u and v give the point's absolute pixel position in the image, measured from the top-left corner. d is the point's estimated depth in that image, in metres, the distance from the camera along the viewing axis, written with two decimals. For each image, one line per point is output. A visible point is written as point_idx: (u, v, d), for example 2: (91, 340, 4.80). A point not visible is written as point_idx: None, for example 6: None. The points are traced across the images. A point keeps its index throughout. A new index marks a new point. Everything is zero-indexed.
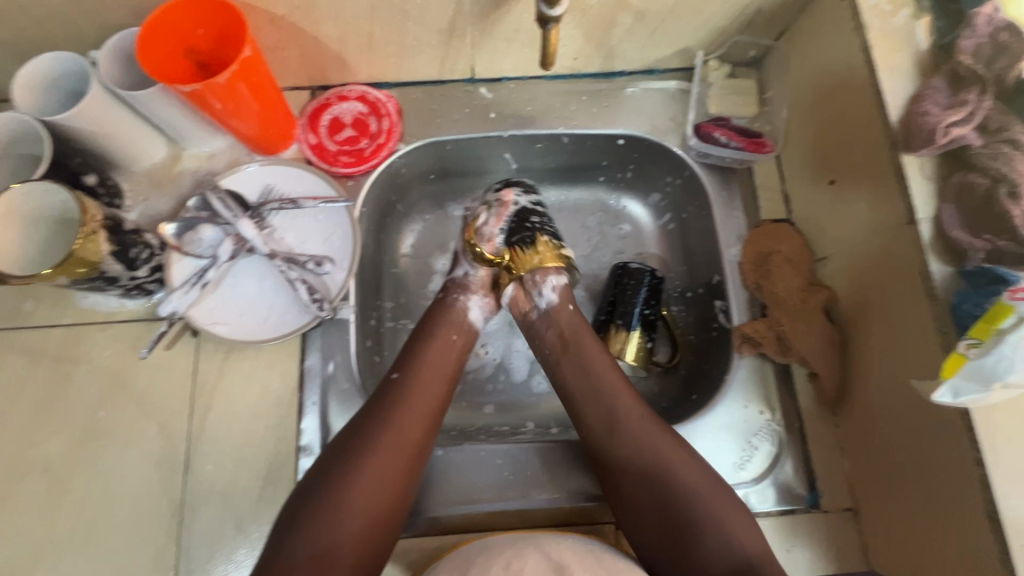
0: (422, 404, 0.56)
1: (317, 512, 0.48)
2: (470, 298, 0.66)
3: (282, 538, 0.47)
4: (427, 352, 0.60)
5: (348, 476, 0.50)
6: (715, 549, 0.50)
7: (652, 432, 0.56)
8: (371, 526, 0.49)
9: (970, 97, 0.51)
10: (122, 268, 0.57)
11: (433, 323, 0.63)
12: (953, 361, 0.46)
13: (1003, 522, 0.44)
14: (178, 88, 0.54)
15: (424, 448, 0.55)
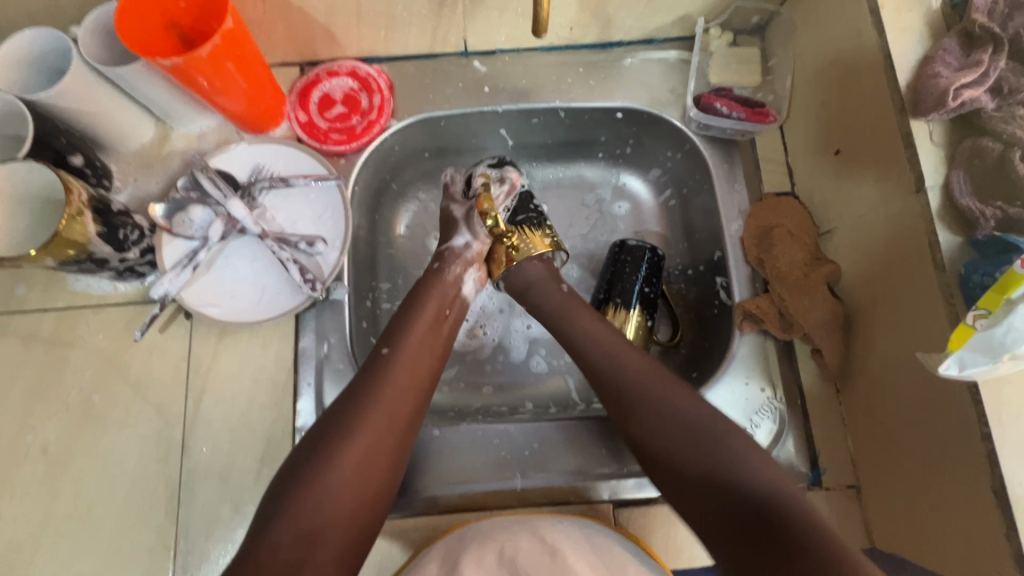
0: (410, 381, 0.54)
1: (302, 494, 0.46)
2: (465, 271, 0.65)
3: (266, 524, 0.46)
4: (414, 324, 0.59)
5: (332, 452, 0.48)
6: (731, 486, 0.47)
7: (662, 386, 0.54)
8: (354, 506, 0.48)
9: (984, 57, 0.48)
10: (112, 249, 0.56)
11: (421, 292, 0.62)
12: (960, 332, 0.44)
13: (1009, 496, 0.43)
14: (159, 63, 0.52)
15: (410, 422, 0.53)
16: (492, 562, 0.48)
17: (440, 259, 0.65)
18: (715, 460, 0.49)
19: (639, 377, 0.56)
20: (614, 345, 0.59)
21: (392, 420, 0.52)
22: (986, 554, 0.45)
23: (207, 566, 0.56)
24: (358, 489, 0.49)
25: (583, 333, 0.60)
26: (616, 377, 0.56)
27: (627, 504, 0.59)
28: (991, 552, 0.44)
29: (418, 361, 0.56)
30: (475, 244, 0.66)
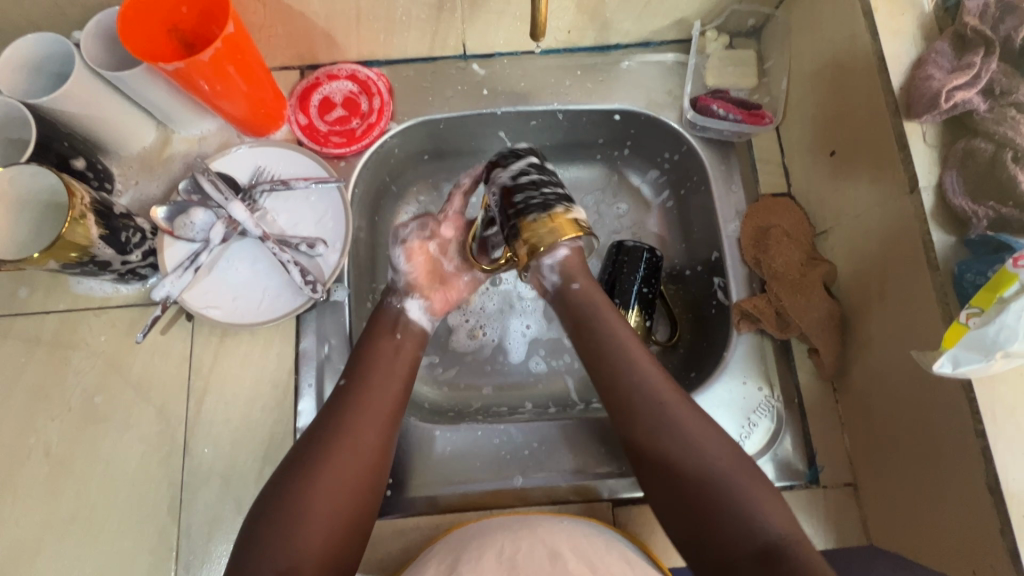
0: (375, 413, 0.54)
1: (278, 530, 0.47)
2: (405, 303, 0.63)
3: (246, 559, 0.46)
4: (376, 356, 0.58)
5: (304, 492, 0.48)
6: (741, 531, 0.46)
7: (679, 410, 0.52)
8: (335, 547, 0.48)
9: (976, 59, 0.49)
10: (115, 252, 0.57)
11: (375, 326, 0.61)
12: (954, 330, 0.45)
13: (1003, 493, 0.43)
14: (162, 67, 0.53)
15: (379, 465, 0.53)
16: (492, 561, 0.47)
17: (387, 292, 0.65)
18: (727, 500, 0.47)
19: (658, 396, 0.53)
20: (632, 356, 0.55)
21: (363, 464, 0.51)
22: (982, 551, 0.45)
23: (208, 568, 0.57)
24: (336, 535, 0.48)
25: (603, 335, 0.57)
26: (630, 394, 0.54)
27: (627, 502, 0.60)
28: (987, 549, 0.45)
29: (382, 399, 0.55)
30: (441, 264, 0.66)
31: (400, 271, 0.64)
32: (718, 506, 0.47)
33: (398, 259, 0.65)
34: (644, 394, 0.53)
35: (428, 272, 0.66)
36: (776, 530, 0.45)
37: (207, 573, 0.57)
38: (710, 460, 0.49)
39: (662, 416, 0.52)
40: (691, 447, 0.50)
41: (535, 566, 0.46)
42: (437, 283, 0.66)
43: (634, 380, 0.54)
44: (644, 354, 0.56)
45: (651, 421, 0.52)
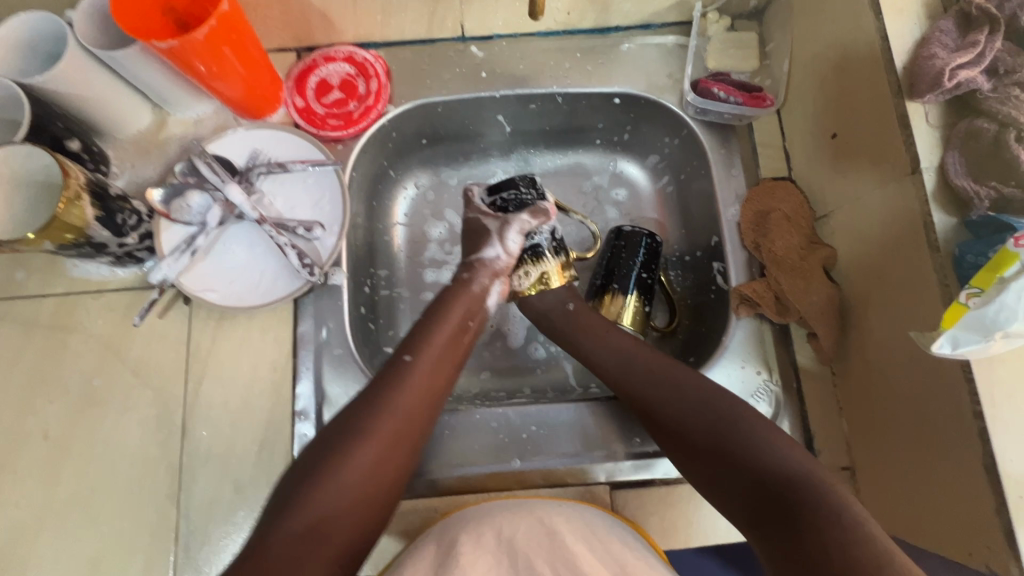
0: (423, 371, 0.56)
1: (315, 477, 0.48)
2: (492, 285, 0.63)
3: (281, 510, 0.47)
4: (429, 323, 0.60)
5: (345, 441, 0.50)
6: (760, 480, 0.48)
7: (688, 391, 0.55)
8: (365, 500, 0.49)
9: (980, 37, 0.48)
10: (111, 234, 0.57)
11: (445, 305, 0.61)
12: (953, 311, 0.44)
13: (1000, 474, 0.43)
14: (155, 46, 0.52)
15: (421, 425, 0.54)
16: (491, 542, 0.48)
17: (471, 269, 0.63)
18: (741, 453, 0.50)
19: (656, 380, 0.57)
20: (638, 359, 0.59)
21: (404, 419, 0.53)
22: (979, 533, 0.45)
23: (208, 549, 0.57)
24: (367, 486, 0.49)
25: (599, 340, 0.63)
26: (640, 392, 0.57)
27: (623, 486, 0.60)
28: (984, 530, 0.45)
29: (426, 363, 0.56)
30: (504, 258, 0.63)
31: (506, 253, 0.63)
32: (733, 461, 0.50)
33: (507, 241, 0.63)
34: (642, 376, 0.58)
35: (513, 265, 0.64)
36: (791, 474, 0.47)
37: (207, 554, 0.57)
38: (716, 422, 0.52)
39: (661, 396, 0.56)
40: (696, 416, 0.53)
41: (535, 546, 0.48)
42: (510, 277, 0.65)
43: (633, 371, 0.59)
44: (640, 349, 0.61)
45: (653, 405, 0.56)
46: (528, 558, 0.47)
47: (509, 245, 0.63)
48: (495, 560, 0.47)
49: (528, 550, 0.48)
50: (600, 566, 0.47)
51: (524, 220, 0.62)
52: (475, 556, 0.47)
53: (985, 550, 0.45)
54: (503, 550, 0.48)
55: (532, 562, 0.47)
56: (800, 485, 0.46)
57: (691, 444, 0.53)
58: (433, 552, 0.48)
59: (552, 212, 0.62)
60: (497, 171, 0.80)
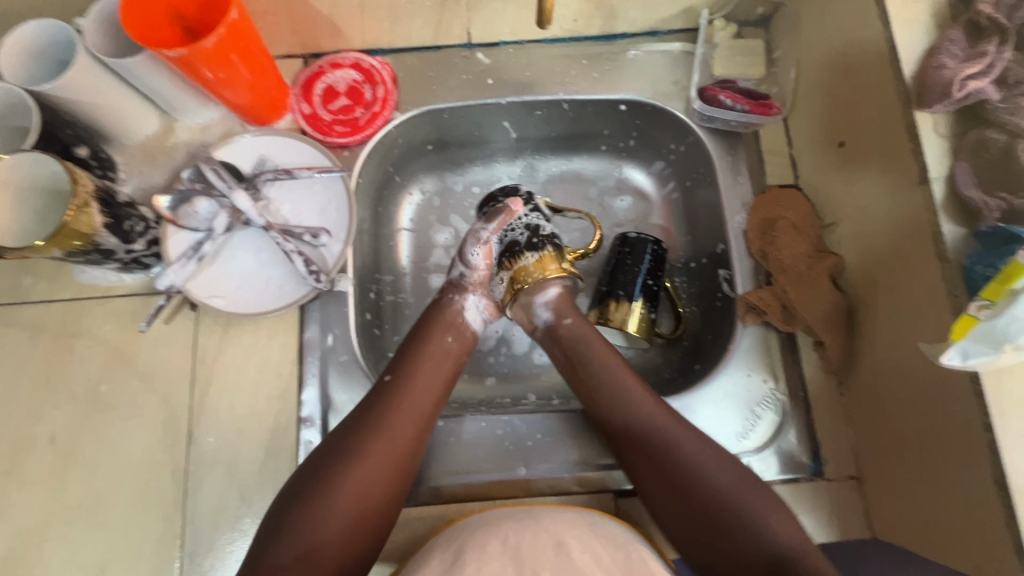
0: (410, 410, 0.55)
1: (304, 517, 0.48)
2: (466, 300, 0.64)
3: (269, 541, 0.47)
4: (420, 358, 0.59)
5: (334, 488, 0.49)
6: (744, 546, 0.49)
7: (677, 433, 0.55)
8: (352, 544, 0.49)
9: (990, 47, 0.48)
10: (118, 241, 0.57)
11: (426, 326, 0.62)
12: (963, 324, 0.44)
13: (1010, 486, 0.43)
14: (165, 54, 0.52)
15: (411, 467, 0.54)
16: (495, 549, 0.47)
17: (450, 287, 0.65)
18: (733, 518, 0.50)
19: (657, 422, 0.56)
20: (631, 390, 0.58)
21: (395, 465, 0.53)
22: (988, 546, 0.45)
23: (213, 556, 0.57)
24: (356, 523, 0.49)
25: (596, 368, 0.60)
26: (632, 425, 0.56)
27: (629, 495, 0.60)
28: (994, 544, 0.44)
29: (420, 404, 0.56)
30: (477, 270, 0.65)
31: (472, 267, 0.65)
32: (721, 524, 0.50)
33: (469, 255, 0.64)
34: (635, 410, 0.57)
35: (487, 275, 0.65)
36: (781, 545, 0.48)
37: (212, 561, 0.57)
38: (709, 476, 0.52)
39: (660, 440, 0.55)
40: (689, 462, 0.53)
41: (540, 555, 0.46)
42: (488, 289, 0.65)
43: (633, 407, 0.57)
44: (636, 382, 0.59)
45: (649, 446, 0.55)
46: (533, 566, 0.45)
47: (471, 259, 0.64)
48: (501, 565, 0.46)
49: (533, 558, 0.46)
50: (607, 574, 0.45)
51: (478, 231, 0.64)
52: (478, 563, 0.46)
53: (995, 563, 0.44)
54: (508, 556, 0.46)
55: (538, 570, 0.45)
56: (797, 559, 0.47)
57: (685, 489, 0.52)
58: (437, 562, 0.47)
59: (511, 208, 0.64)
60: (502, 177, 0.80)
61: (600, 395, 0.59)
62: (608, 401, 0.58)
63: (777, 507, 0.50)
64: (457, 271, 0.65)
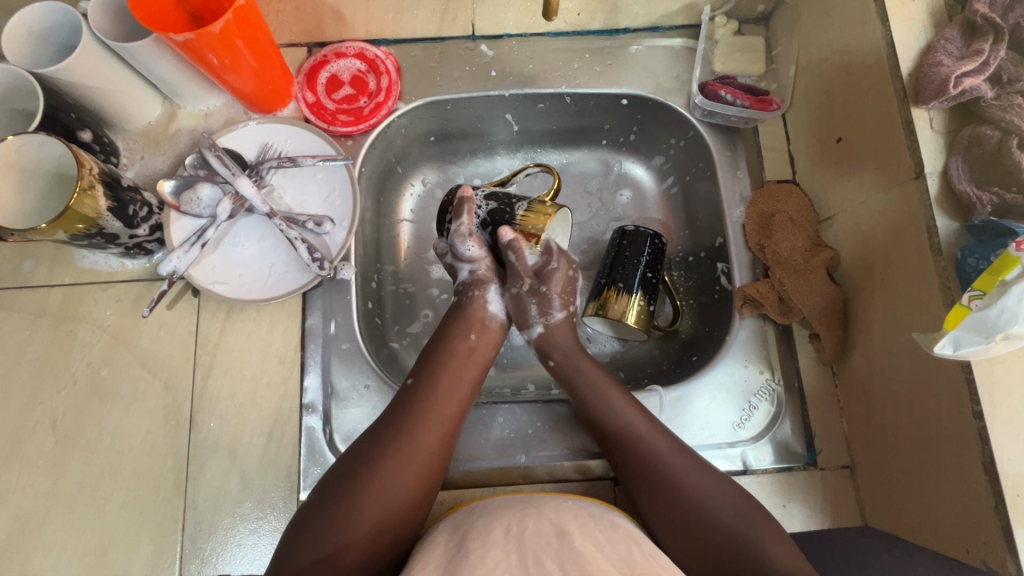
0: (438, 422, 0.55)
1: (334, 518, 0.49)
2: (488, 292, 0.65)
3: (298, 542, 0.49)
4: (447, 361, 0.60)
5: (354, 502, 0.50)
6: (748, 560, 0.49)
7: (674, 458, 0.55)
8: (378, 546, 0.50)
9: (984, 46, 0.50)
10: (122, 225, 0.57)
11: (450, 326, 0.63)
12: (955, 313, 0.45)
13: (999, 472, 0.44)
14: (172, 39, 0.52)
15: (439, 471, 0.54)
16: (499, 538, 0.47)
17: (468, 287, 0.65)
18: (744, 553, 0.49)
19: (660, 454, 0.55)
20: (624, 412, 0.58)
21: (424, 467, 0.53)
22: (977, 531, 0.46)
23: (214, 540, 0.57)
24: (382, 527, 0.50)
25: (596, 400, 0.59)
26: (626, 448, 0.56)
27: None
28: (982, 528, 0.46)
29: (446, 410, 0.56)
30: (478, 259, 0.64)
31: (472, 260, 0.65)
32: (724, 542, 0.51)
33: (464, 252, 0.64)
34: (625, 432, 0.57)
35: (488, 259, 0.65)
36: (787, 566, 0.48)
37: (213, 544, 0.57)
38: (716, 511, 0.52)
39: (663, 472, 0.54)
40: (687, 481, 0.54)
41: (543, 546, 0.46)
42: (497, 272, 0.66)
43: (638, 441, 0.56)
44: (639, 412, 0.58)
45: (656, 484, 0.54)
46: (536, 555, 0.45)
47: (467, 254, 0.64)
48: (504, 553, 0.45)
49: (536, 548, 0.46)
50: (610, 566, 0.45)
51: (459, 227, 0.63)
52: (482, 551, 0.45)
53: (983, 547, 0.46)
54: (510, 545, 0.46)
55: (541, 559, 0.45)
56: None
57: (694, 527, 0.52)
58: (441, 551, 0.48)
59: (467, 193, 0.64)
60: (503, 169, 0.80)
61: (602, 423, 0.58)
62: (612, 429, 0.57)
63: (782, 538, 0.50)
64: (463, 271, 0.66)
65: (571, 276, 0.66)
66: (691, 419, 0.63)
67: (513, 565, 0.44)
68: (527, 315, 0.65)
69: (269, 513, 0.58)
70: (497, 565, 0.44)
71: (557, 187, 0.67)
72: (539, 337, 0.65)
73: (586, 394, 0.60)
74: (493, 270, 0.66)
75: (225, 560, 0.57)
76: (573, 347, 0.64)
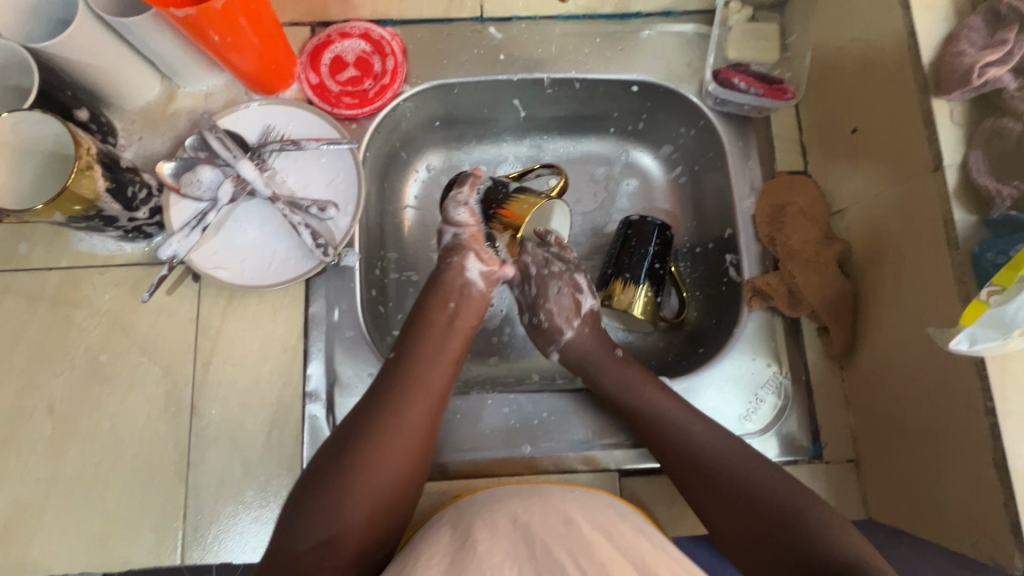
0: (423, 395, 0.55)
1: (326, 497, 0.49)
2: (466, 260, 0.64)
3: (291, 524, 0.48)
4: (428, 335, 0.59)
5: (345, 480, 0.49)
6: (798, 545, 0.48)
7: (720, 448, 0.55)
8: (374, 526, 0.50)
9: (1009, 36, 0.49)
10: (120, 208, 0.55)
11: (430, 295, 0.62)
12: (973, 308, 0.45)
13: (1010, 469, 0.44)
14: (173, 14, 0.51)
15: (427, 446, 0.54)
16: (505, 527, 0.47)
17: (448, 252, 0.64)
18: (796, 534, 0.49)
19: (707, 446, 0.55)
20: (666, 408, 0.58)
21: (411, 442, 0.53)
22: (987, 527, 0.46)
23: (216, 528, 0.57)
24: (376, 507, 0.50)
25: (643, 400, 0.59)
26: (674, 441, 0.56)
27: (632, 473, 0.61)
28: (991, 524, 0.46)
29: (430, 381, 0.56)
30: (466, 227, 0.64)
31: (460, 226, 0.64)
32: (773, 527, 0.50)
33: (453, 217, 0.64)
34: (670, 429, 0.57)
35: (479, 229, 0.65)
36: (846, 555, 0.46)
37: (216, 532, 0.57)
38: (775, 498, 0.51)
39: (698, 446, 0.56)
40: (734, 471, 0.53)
41: (551, 533, 0.46)
42: (484, 242, 0.65)
43: (687, 437, 0.56)
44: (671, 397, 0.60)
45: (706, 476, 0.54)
46: (543, 542, 0.45)
47: (457, 219, 0.64)
48: (512, 543, 0.45)
49: (544, 535, 0.46)
50: (625, 562, 0.44)
51: (455, 195, 0.65)
52: (490, 540, 0.45)
53: (990, 543, 0.46)
54: (518, 534, 0.46)
55: (549, 547, 0.45)
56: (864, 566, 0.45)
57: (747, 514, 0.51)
58: (446, 540, 0.47)
59: (477, 170, 0.66)
60: (509, 156, 0.79)
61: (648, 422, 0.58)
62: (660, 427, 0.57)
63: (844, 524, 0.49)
64: (449, 236, 0.65)
65: (570, 305, 0.66)
66: None
67: (521, 554, 0.45)
68: (543, 344, 0.67)
69: (272, 502, 0.58)
70: (506, 556, 0.44)
71: (562, 185, 0.67)
72: (563, 352, 0.65)
73: (632, 396, 0.60)
74: (479, 239, 0.65)
75: (226, 548, 0.56)
76: (604, 355, 0.64)
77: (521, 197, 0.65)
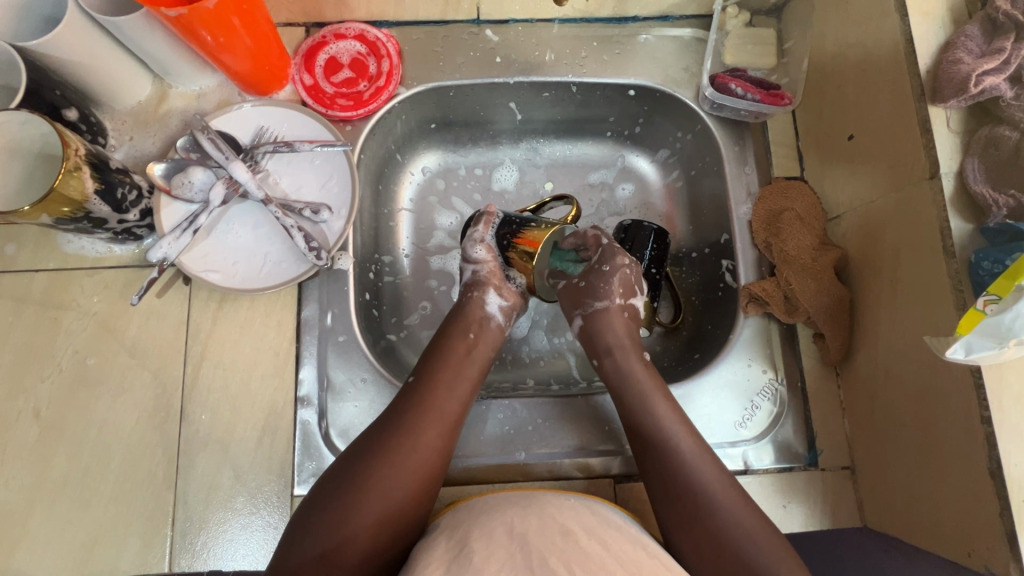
0: (440, 419, 0.54)
1: (333, 511, 0.48)
2: (486, 294, 0.64)
3: (298, 535, 0.48)
4: (446, 360, 0.59)
5: (352, 497, 0.49)
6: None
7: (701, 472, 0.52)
8: (378, 545, 0.48)
9: (1006, 45, 0.49)
10: (110, 209, 0.54)
11: (449, 326, 0.63)
12: (970, 318, 0.45)
13: (1005, 478, 0.44)
14: (164, 13, 0.50)
15: (438, 470, 0.53)
16: (503, 537, 0.46)
17: (468, 287, 0.65)
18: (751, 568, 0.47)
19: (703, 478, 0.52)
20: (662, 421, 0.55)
21: (423, 466, 0.52)
22: (983, 539, 0.46)
23: (206, 535, 0.56)
24: (383, 524, 0.49)
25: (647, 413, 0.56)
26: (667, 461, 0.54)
27: (628, 476, 0.60)
28: (987, 535, 0.45)
29: (446, 406, 0.55)
30: (484, 263, 0.64)
31: (479, 263, 0.65)
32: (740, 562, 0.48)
33: (471, 254, 0.65)
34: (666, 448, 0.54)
35: (496, 263, 0.65)
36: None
37: (204, 539, 0.56)
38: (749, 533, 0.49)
39: (704, 479, 0.52)
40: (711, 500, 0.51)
41: (549, 544, 0.45)
42: (502, 277, 0.65)
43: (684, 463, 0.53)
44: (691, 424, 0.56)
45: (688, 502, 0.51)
46: (542, 553, 0.44)
47: (475, 257, 0.64)
48: (509, 553, 0.44)
49: (542, 548, 0.44)
50: (618, 567, 0.44)
51: (471, 234, 0.65)
52: (487, 550, 0.44)
53: (986, 554, 0.46)
54: (515, 543, 0.45)
55: (546, 559, 0.43)
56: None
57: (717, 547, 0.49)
58: (442, 549, 0.46)
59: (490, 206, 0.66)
60: (505, 160, 0.79)
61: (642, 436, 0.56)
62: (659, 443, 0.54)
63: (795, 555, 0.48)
64: (468, 272, 0.65)
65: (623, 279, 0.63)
66: (693, 417, 0.62)
67: (518, 564, 0.43)
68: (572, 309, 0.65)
69: (262, 508, 0.57)
70: (502, 565, 0.42)
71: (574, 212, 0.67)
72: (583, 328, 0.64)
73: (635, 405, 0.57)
74: (498, 274, 0.65)
75: (215, 555, 0.55)
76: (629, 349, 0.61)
77: (537, 226, 0.63)
